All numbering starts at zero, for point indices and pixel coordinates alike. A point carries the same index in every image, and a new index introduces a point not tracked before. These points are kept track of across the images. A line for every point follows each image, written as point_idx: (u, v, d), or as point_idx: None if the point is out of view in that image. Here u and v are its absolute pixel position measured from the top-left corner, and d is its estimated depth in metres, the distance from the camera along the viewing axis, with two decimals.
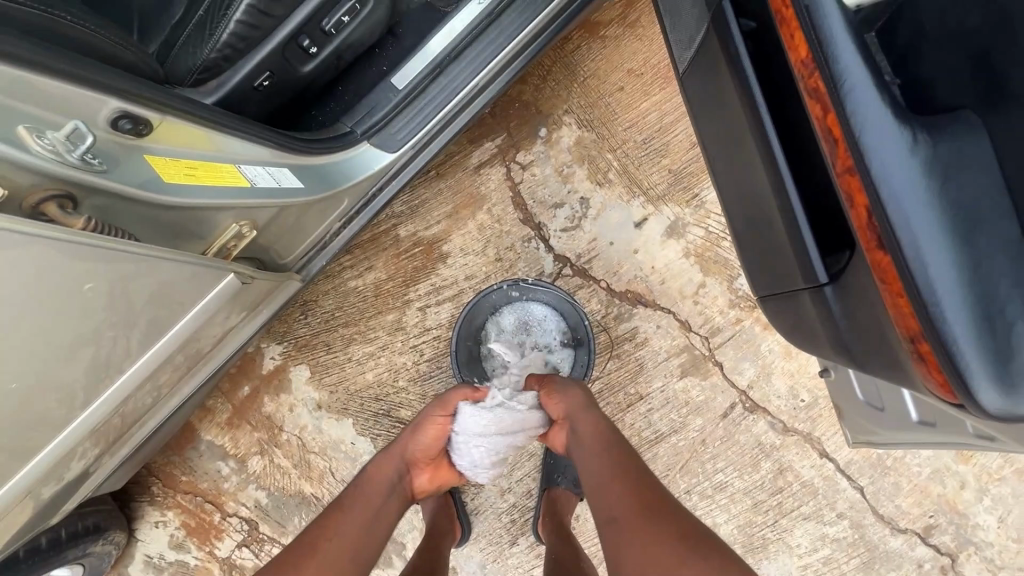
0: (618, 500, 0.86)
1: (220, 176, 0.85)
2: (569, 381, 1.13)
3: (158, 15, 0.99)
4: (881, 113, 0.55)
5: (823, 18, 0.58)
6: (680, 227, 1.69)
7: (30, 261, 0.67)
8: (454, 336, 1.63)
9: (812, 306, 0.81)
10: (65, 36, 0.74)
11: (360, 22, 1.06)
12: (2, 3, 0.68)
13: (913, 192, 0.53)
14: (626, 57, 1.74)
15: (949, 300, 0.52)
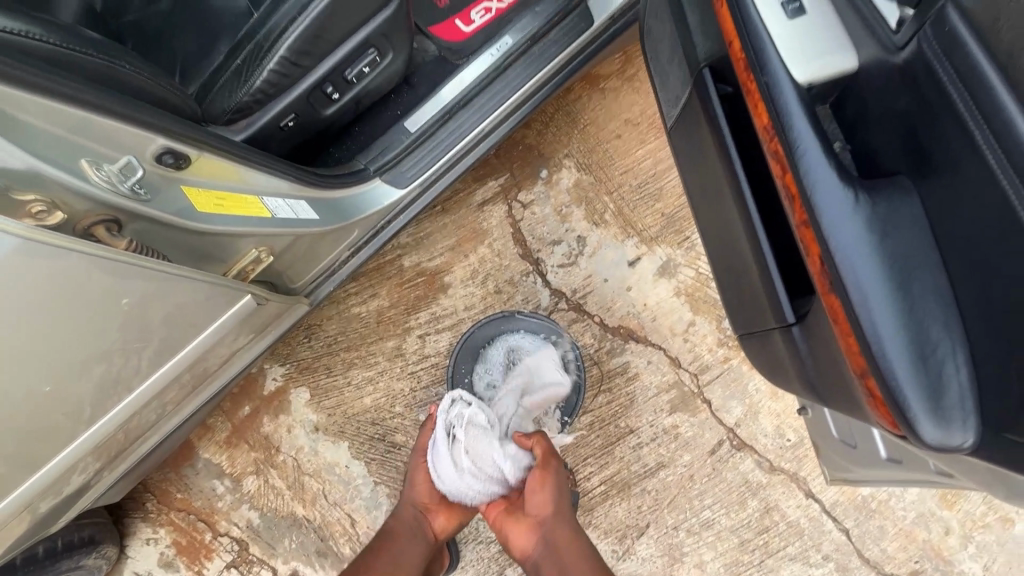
0: None
1: (244, 206, 0.93)
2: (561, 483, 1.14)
3: (198, 62, 1.11)
4: (829, 175, 0.63)
5: (782, 90, 0.66)
6: (671, 267, 1.77)
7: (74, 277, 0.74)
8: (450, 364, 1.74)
9: (782, 343, 0.88)
10: (123, 83, 0.84)
11: (379, 72, 1.20)
12: (73, 52, 0.77)
13: (856, 244, 0.60)
14: (623, 108, 1.87)
15: (888, 340, 0.58)
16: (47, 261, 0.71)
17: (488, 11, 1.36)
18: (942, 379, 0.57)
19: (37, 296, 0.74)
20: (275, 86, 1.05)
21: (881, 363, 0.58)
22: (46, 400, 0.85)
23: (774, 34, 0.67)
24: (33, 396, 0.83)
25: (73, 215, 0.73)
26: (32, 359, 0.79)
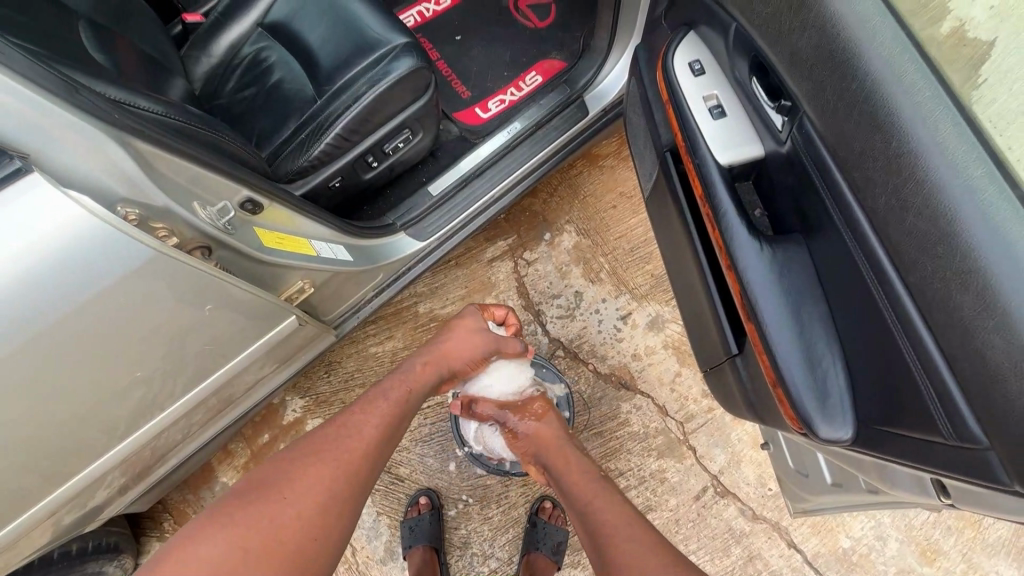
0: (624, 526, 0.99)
1: (297, 245, 1.17)
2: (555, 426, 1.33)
3: (269, 134, 1.39)
4: (743, 230, 0.84)
5: (709, 169, 0.89)
6: (659, 322, 1.96)
7: (177, 295, 0.96)
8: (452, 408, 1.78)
9: (731, 373, 1.05)
10: (224, 148, 1.08)
11: (410, 147, 1.49)
12: (192, 126, 1.02)
13: (762, 280, 0.80)
14: (619, 183, 2.15)
15: (787, 353, 0.76)
16: (161, 283, 0.92)
17: (503, 102, 1.75)
18: (828, 384, 0.75)
19: (146, 313, 0.94)
20: (328, 156, 1.33)
21: (784, 371, 0.76)
22: (105, 404, 1.02)
23: (704, 129, 0.91)
24: (117, 391, 1.02)
25: (181, 242, 0.94)
26: (120, 364, 0.98)
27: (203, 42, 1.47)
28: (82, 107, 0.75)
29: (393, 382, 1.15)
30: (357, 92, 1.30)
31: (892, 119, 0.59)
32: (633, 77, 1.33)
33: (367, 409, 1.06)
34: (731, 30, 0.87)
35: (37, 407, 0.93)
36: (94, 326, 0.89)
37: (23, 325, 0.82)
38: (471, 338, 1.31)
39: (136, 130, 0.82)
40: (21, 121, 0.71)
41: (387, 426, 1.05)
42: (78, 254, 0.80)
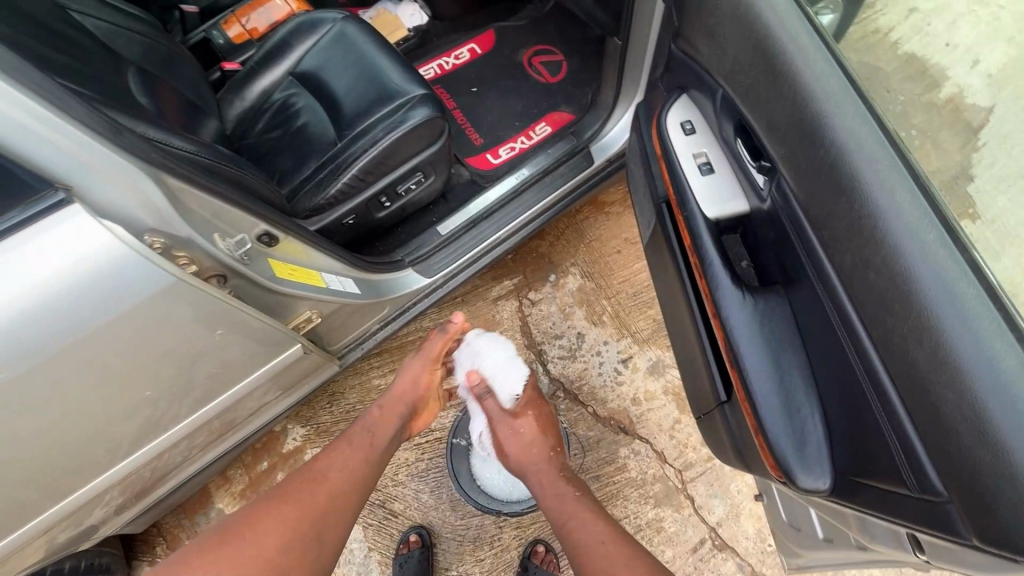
0: (595, 531, 1.10)
1: (308, 276, 1.23)
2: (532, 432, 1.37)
3: (291, 171, 1.48)
4: (729, 280, 0.88)
5: (697, 221, 0.94)
6: (660, 367, 1.98)
7: (193, 317, 1.01)
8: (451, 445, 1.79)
9: (721, 419, 1.06)
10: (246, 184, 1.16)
11: (422, 189, 1.57)
12: (219, 164, 1.11)
13: (744, 329, 0.83)
14: (624, 229, 2.21)
15: (766, 399, 0.79)
16: (178, 306, 0.97)
17: (513, 150, 1.84)
18: (805, 432, 0.77)
19: (162, 333, 0.99)
20: (345, 195, 1.41)
21: (763, 418, 0.78)
22: (110, 423, 1.06)
23: (693, 185, 0.97)
24: (127, 407, 1.07)
25: (200, 269, 0.99)
26: (132, 380, 1.02)
27: (238, 87, 1.59)
28: (123, 148, 0.82)
29: (358, 427, 1.24)
30: (375, 137, 1.40)
31: (854, 183, 0.64)
32: (633, 132, 1.40)
33: (331, 456, 1.15)
34: (718, 94, 0.93)
35: (44, 426, 0.97)
36: (103, 351, 0.94)
37: (38, 346, 0.86)
38: (425, 375, 1.38)
39: (170, 168, 0.89)
40: (68, 158, 0.77)
41: (348, 467, 1.14)
42: (103, 278, 0.85)
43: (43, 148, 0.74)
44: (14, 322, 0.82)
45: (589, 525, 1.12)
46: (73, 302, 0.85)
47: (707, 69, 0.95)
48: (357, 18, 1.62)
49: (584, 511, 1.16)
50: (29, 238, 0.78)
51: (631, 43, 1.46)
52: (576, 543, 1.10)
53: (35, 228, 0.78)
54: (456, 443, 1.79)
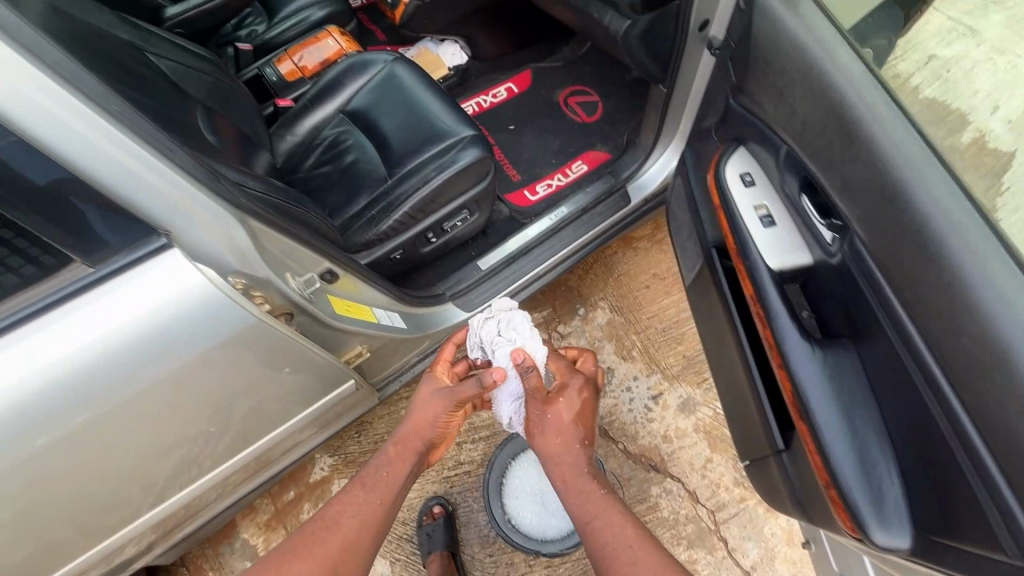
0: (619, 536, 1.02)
1: (362, 311, 1.25)
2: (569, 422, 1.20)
3: (341, 206, 1.51)
4: (796, 333, 0.90)
5: (760, 272, 0.96)
6: (691, 404, 1.97)
7: (264, 355, 1.02)
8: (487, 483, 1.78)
9: (777, 468, 1.07)
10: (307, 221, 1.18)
11: (467, 225, 1.61)
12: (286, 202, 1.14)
13: (815, 383, 0.85)
14: (652, 264, 2.24)
15: (842, 455, 0.80)
16: (251, 347, 0.98)
17: (550, 187, 1.88)
18: (882, 490, 0.78)
19: (234, 372, 1.00)
20: (395, 230, 1.44)
21: (839, 473, 0.79)
22: (173, 455, 1.08)
23: (755, 236, 0.99)
24: (191, 441, 1.08)
25: (272, 307, 1.00)
26: (199, 417, 1.04)
27: (291, 123, 1.64)
28: (218, 193, 0.85)
29: (373, 469, 1.14)
30: (426, 177, 1.45)
31: (942, 251, 0.66)
32: (679, 176, 1.44)
33: (343, 500, 1.08)
34: (781, 152, 0.97)
35: (117, 459, 0.99)
36: (179, 388, 0.94)
37: (122, 389, 0.88)
38: (434, 402, 1.23)
39: (255, 213, 0.92)
40: (177, 205, 0.80)
41: (358, 515, 1.06)
42: (189, 322, 0.86)
43: (151, 195, 0.77)
44: (104, 362, 0.84)
45: (616, 525, 1.04)
46: (161, 347, 0.86)
47: (770, 127, 0.98)
48: (407, 60, 1.69)
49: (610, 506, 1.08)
50: (131, 277, 0.81)
51: (675, 91, 1.50)
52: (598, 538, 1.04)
53: (139, 269, 0.81)
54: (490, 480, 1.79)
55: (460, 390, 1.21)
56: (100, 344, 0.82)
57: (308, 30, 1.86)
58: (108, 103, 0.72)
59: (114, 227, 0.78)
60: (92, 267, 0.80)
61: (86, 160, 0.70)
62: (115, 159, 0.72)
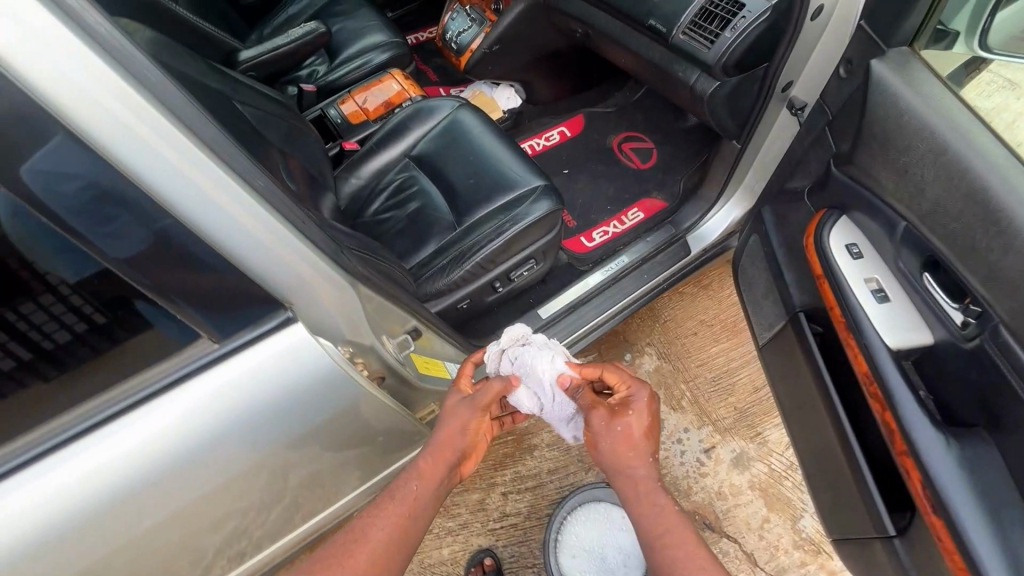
0: None
1: (438, 368, 1.21)
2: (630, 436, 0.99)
3: (408, 252, 1.49)
4: (923, 420, 0.87)
5: (877, 352, 0.93)
6: (745, 459, 1.91)
7: (360, 421, 1.01)
8: (546, 542, 1.69)
9: (885, 555, 1.01)
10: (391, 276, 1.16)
11: (532, 274, 1.58)
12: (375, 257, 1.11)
13: (952, 476, 0.81)
14: (700, 310, 2.20)
15: (991, 560, 0.75)
16: (353, 413, 0.96)
17: (606, 233, 1.86)
18: None
19: (332, 440, 0.99)
20: (465, 280, 1.42)
21: None
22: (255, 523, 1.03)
23: (869, 311, 0.96)
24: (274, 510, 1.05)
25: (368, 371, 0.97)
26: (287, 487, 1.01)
27: (355, 165, 1.62)
28: (336, 260, 0.81)
29: (400, 484, 0.97)
30: (500, 227, 1.43)
31: None
32: (754, 233, 1.42)
33: (376, 511, 0.93)
34: (897, 228, 0.95)
35: (207, 535, 0.94)
36: (283, 456, 0.92)
37: (232, 463, 0.85)
38: (459, 418, 1.02)
39: (362, 277, 0.88)
40: (291, 272, 0.75)
41: (390, 532, 0.91)
42: (310, 395, 0.85)
43: (272, 264, 0.73)
44: (220, 437, 0.81)
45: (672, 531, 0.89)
46: (278, 421, 0.85)
47: (886, 202, 0.96)
48: (473, 107, 1.70)
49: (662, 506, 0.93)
50: (258, 352, 0.77)
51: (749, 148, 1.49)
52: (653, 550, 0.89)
53: (267, 343, 0.78)
54: (548, 540, 1.70)
55: (484, 396, 1.04)
56: (218, 423, 0.79)
57: (370, 73, 1.87)
58: (244, 170, 0.69)
59: (206, 311, 0.71)
60: (216, 342, 0.76)
61: (218, 228, 0.66)
62: (245, 227, 0.68)
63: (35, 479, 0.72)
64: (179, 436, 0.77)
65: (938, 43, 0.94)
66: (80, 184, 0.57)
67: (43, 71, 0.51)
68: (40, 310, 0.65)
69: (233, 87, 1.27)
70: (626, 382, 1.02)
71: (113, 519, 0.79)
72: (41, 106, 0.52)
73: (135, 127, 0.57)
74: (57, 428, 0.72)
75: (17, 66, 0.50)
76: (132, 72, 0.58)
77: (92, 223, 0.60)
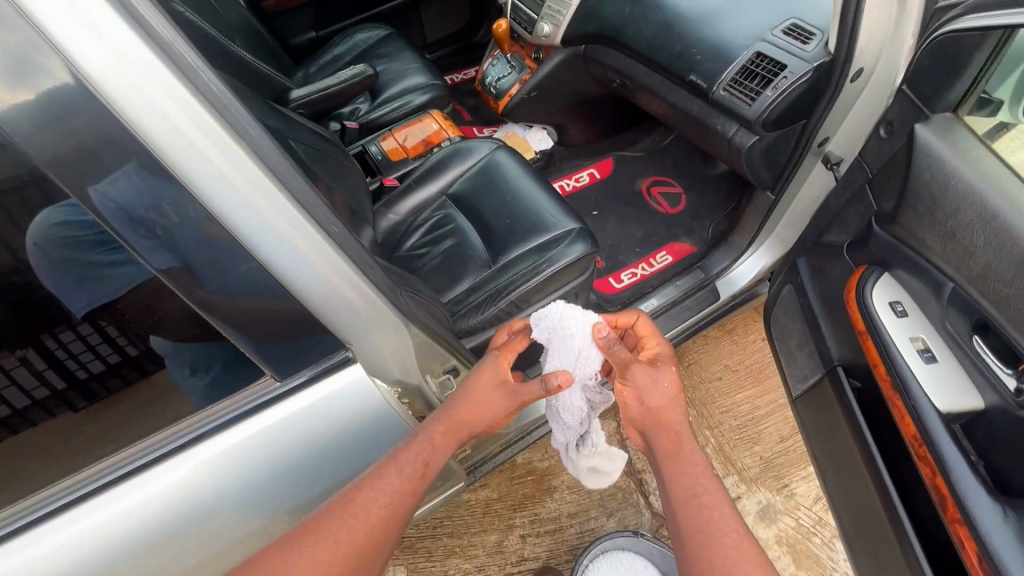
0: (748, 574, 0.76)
1: None
2: (655, 384, 0.99)
3: (442, 288, 1.50)
4: (978, 488, 0.85)
5: (926, 414, 0.92)
6: (771, 512, 1.87)
7: None
8: None
9: None
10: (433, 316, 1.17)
11: None
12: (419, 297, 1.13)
13: (1011, 550, 0.79)
14: (724, 354, 2.18)
15: None
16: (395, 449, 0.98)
17: (635, 275, 1.87)
18: None
19: None
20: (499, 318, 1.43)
21: None
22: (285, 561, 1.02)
23: (916, 372, 0.95)
24: None
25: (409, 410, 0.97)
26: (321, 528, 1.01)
27: (394, 201, 1.66)
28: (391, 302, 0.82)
29: (408, 454, 0.90)
30: (536, 267, 1.45)
31: None
32: (788, 283, 1.42)
33: (379, 478, 0.86)
34: (944, 289, 0.95)
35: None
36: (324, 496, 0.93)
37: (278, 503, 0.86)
38: (488, 394, 1.00)
39: (414, 317, 0.90)
40: (346, 303, 0.74)
41: (388, 500, 0.85)
42: (362, 433, 0.88)
43: (328, 301, 0.73)
44: (270, 476, 0.82)
45: (717, 507, 0.86)
46: (330, 458, 0.87)
47: (934, 263, 0.96)
48: (509, 148, 1.75)
49: (714, 487, 0.89)
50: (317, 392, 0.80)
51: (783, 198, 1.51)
52: (705, 534, 0.83)
53: (326, 382, 0.80)
54: None
55: (525, 389, 0.99)
56: (272, 461, 0.80)
57: (411, 113, 1.94)
58: (314, 210, 0.71)
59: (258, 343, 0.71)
60: (277, 381, 0.78)
61: (281, 263, 0.66)
62: (307, 263, 0.69)
63: (86, 514, 0.72)
64: (232, 473, 0.78)
65: (982, 109, 0.96)
66: (127, 211, 0.56)
67: (139, 104, 0.52)
68: (77, 339, 0.67)
69: (286, 125, 1.30)
70: (656, 339, 1.05)
71: (154, 558, 0.77)
72: (128, 132, 0.52)
73: (216, 161, 0.57)
74: (112, 464, 0.73)
75: (113, 96, 0.51)
76: (221, 110, 0.59)
77: (94, 255, 0.61)
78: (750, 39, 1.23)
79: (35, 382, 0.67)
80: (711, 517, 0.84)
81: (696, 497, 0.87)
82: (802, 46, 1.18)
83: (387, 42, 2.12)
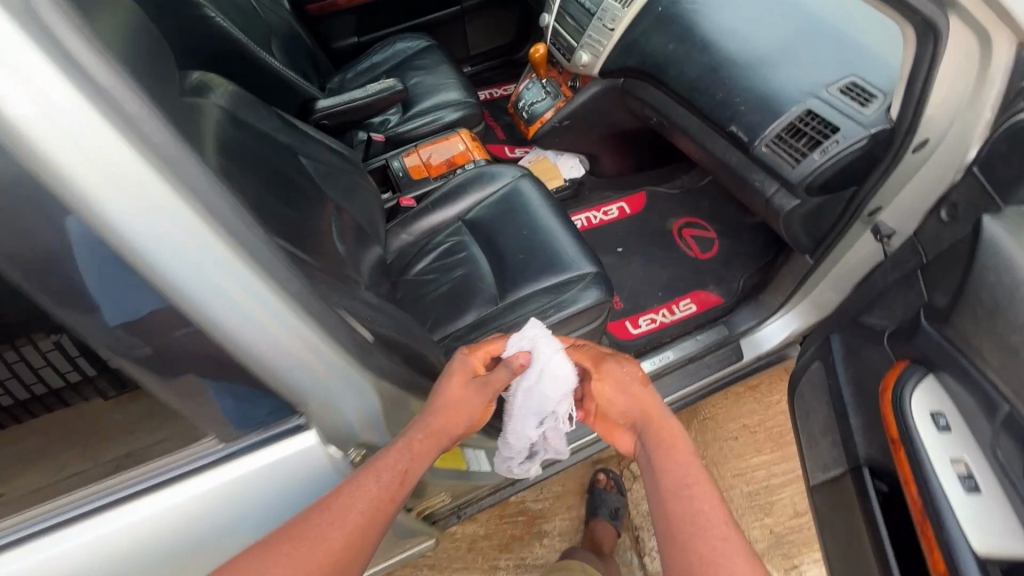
0: None
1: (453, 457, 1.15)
2: (632, 375, 0.94)
3: (446, 318, 1.44)
4: None
5: (961, 556, 0.78)
6: None
7: None
8: None
9: None
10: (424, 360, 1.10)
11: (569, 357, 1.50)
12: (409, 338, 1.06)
13: None
14: (744, 412, 2.03)
15: None
16: None
17: (653, 321, 1.77)
18: None
19: None
20: None
21: None
22: None
23: (954, 502, 0.82)
24: None
25: None
26: None
27: (409, 223, 1.60)
28: (360, 360, 0.75)
29: (385, 460, 0.76)
30: (543, 309, 1.38)
31: None
32: (817, 360, 1.29)
33: (357, 485, 0.72)
34: (999, 411, 0.81)
35: None
36: None
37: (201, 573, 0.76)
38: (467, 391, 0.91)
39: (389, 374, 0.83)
40: (313, 372, 0.67)
41: (370, 506, 0.71)
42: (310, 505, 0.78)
43: (282, 360, 0.63)
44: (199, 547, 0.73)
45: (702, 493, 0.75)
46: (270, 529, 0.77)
47: (990, 379, 0.83)
48: (534, 177, 1.68)
49: (699, 472, 0.79)
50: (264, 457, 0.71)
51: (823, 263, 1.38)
52: (697, 532, 0.71)
53: (272, 448, 0.72)
54: None
55: (496, 379, 0.96)
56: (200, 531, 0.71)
57: (440, 129, 1.89)
58: (269, 259, 0.61)
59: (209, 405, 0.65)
60: (222, 441, 0.71)
61: (225, 319, 0.57)
62: (257, 319, 0.59)
63: None
64: (153, 543, 0.69)
65: None
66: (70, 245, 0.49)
67: (61, 144, 0.44)
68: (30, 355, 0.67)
69: (301, 139, 1.24)
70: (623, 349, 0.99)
71: None
72: (46, 171, 0.45)
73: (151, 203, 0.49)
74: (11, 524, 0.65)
75: (29, 137, 0.43)
76: (156, 143, 0.50)
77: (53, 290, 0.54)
78: (802, 94, 1.10)
79: (36, 378, 0.65)
80: (703, 515, 0.73)
81: (683, 489, 0.76)
82: (860, 107, 1.05)
83: (426, 54, 2.08)
